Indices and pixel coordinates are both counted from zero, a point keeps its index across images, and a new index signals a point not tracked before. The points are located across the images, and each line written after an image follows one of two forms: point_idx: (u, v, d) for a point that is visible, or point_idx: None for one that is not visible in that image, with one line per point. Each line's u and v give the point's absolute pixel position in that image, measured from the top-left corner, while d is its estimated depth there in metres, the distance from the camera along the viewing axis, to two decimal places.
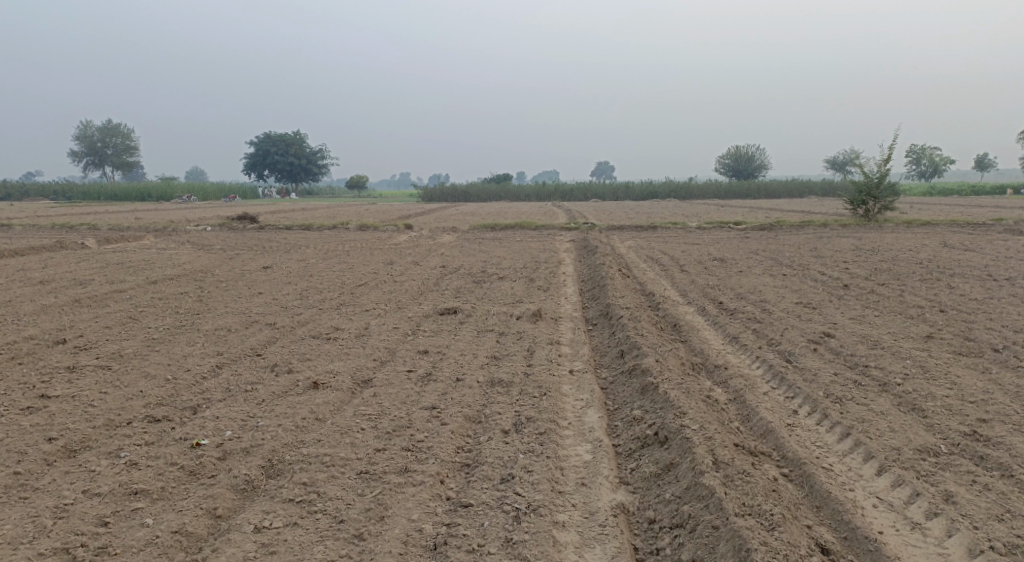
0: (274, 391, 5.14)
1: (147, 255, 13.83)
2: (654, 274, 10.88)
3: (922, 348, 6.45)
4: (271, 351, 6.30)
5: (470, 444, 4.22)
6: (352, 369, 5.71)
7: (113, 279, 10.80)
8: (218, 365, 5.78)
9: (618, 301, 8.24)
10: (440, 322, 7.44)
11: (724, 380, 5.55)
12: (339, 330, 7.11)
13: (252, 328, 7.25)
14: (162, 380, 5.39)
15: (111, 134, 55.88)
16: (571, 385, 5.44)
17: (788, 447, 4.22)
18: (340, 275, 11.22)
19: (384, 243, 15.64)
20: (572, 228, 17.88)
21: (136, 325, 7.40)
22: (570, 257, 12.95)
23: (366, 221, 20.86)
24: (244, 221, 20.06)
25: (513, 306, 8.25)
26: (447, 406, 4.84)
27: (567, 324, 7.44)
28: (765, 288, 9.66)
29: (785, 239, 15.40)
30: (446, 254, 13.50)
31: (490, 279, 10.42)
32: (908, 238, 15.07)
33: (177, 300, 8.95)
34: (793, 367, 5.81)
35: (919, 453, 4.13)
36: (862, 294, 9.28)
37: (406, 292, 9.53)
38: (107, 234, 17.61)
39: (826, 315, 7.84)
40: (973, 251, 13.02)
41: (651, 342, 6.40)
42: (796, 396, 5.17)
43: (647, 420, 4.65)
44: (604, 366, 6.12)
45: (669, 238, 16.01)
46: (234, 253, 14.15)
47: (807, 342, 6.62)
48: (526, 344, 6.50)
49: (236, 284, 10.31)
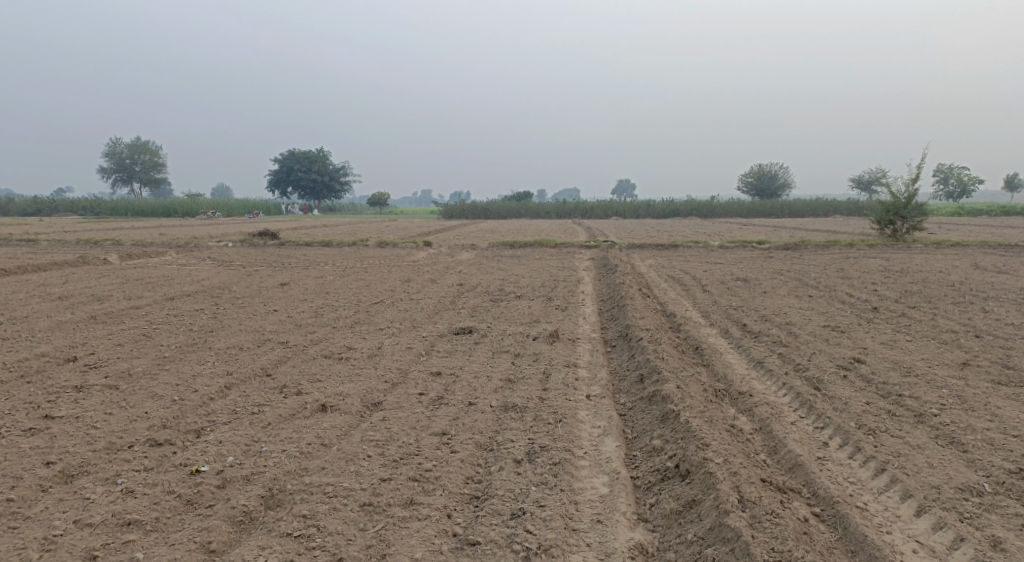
0: (281, 413, 4.98)
1: (167, 270, 13.85)
2: (675, 294, 10.63)
3: (958, 376, 6.15)
4: (282, 371, 6.16)
5: (480, 475, 4.03)
6: (362, 392, 5.54)
7: (130, 294, 10.77)
8: (226, 385, 5.65)
9: (637, 322, 8.02)
10: (455, 343, 7.26)
11: (749, 408, 5.30)
12: (351, 350, 6.96)
13: (264, 346, 7.13)
14: (168, 400, 5.26)
15: (140, 151, 56.82)
16: (587, 411, 5.22)
17: (819, 483, 3.97)
18: (357, 293, 11.10)
19: (402, 261, 15.54)
20: (591, 246, 17.67)
21: (148, 342, 7.32)
22: (590, 275, 12.75)
23: (385, 237, 20.81)
24: (264, 237, 20.10)
25: (530, 326, 8.06)
26: (458, 433, 4.64)
27: (585, 346, 7.22)
28: (790, 310, 9.37)
29: (810, 258, 15.08)
30: (464, 272, 13.35)
31: (507, 298, 10.24)
32: (938, 259, 14.67)
33: (192, 317, 8.88)
34: (822, 395, 5.54)
35: (961, 492, 3.86)
36: (892, 317, 8.97)
37: (422, 310, 9.38)
38: (130, 249, 17.73)
39: (855, 339, 7.55)
40: (1007, 274, 12.61)
41: (672, 366, 6.17)
42: (826, 426, 4.90)
43: (668, 451, 4.42)
44: (623, 390, 5.89)
45: (690, 257, 15.76)
46: (253, 269, 14.13)
47: (836, 368, 6.34)
48: (542, 367, 6.29)
49: (252, 301, 10.23)
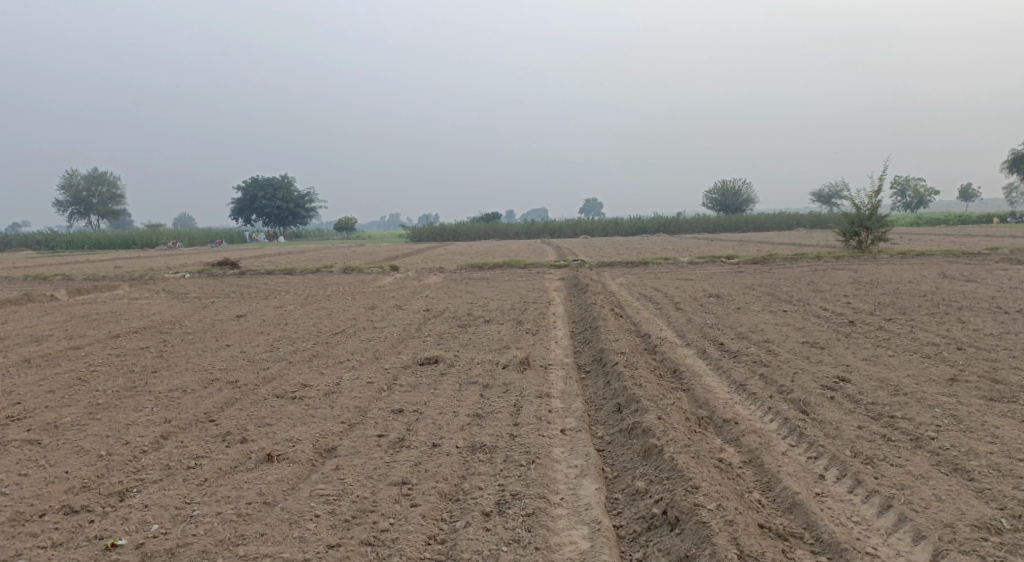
0: (221, 466, 4.45)
1: (116, 305, 13.14)
2: (649, 314, 10.27)
3: (949, 394, 5.84)
4: (226, 415, 5.61)
5: (443, 534, 3.64)
6: (314, 436, 5.03)
7: (72, 334, 10.09)
8: (162, 436, 5.10)
9: (611, 345, 7.62)
10: (420, 375, 6.77)
11: (736, 438, 4.90)
12: (306, 388, 6.43)
13: (210, 387, 6.56)
14: (94, 457, 4.70)
15: (97, 183, 55.42)
16: (563, 448, 4.78)
17: (822, 527, 3.60)
18: (317, 323, 10.56)
19: (367, 287, 14.98)
20: (561, 266, 17.30)
21: (82, 387, 6.70)
22: (561, 296, 12.39)
23: (350, 263, 20.28)
24: (224, 267, 19.40)
25: (499, 353, 7.61)
26: (420, 481, 4.18)
27: (558, 373, 6.80)
28: (766, 326, 9.08)
29: (780, 272, 14.93)
30: (431, 297, 12.88)
31: (476, 323, 9.80)
32: (906, 269, 14.62)
33: (136, 357, 8.25)
34: (812, 421, 5.16)
35: (977, 531, 3.51)
36: (870, 331, 8.69)
37: (385, 340, 8.87)
38: (80, 284, 16.86)
39: (837, 356, 7.24)
40: (976, 282, 12.50)
41: (651, 394, 5.75)
42: (820, 455, 4.53)
43: (653, 493, 4.02)
44: (601, 423, 5.46)
45: (660, 273, 15.52)
46: (209, 301, 13.48)
47: (822, 389, 5.98)
48: (512, 399, 5.84)
49: (204, 337, 9.61)
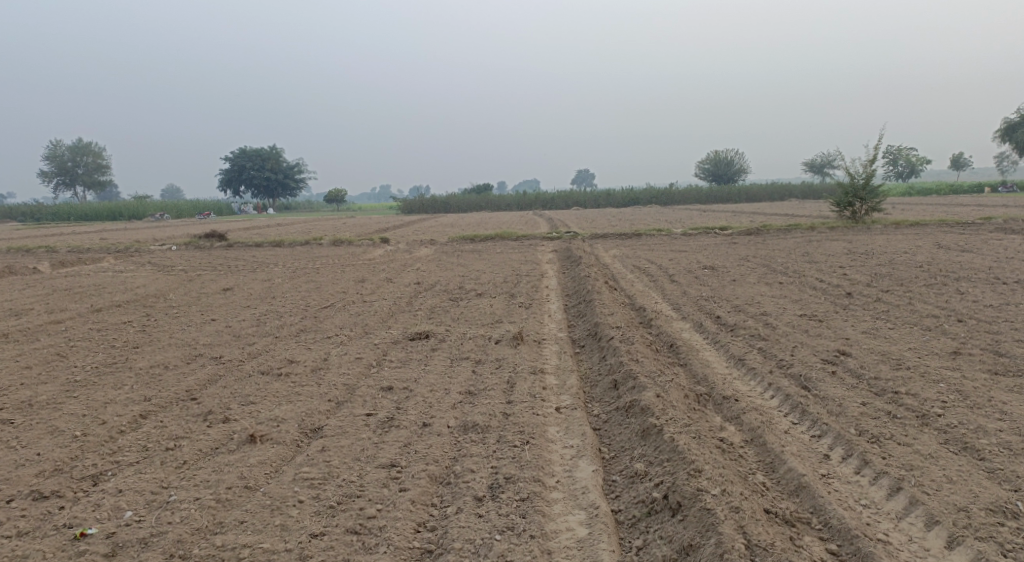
0: (201, 448, 4.25)
1: (100, 278, 12.85)
2: (643, 286, 10.08)
3: (952, 369, 5.68)
4: (208, 393, 5.40)
5: (434, 520, 3.48)
6: (300, 415, 4.83)
7: (54, 307, 9.83)
8: (141, 415, 4.89)
9: (606, 319, 7.44)
10: (410, 351, 6.57)
11: (736, 416, 4.73)
12: (293, 364, 6.22)
13: (193, 363, 6.34)
14: (68, 438, 4.49)
15: (82, 153, 54.54)
16: (558, 428, 4.61)
17: (831, 512, 3.47)
18: (306, 296, 10.34)
19: (357, 259, 14.74)
20: (554, 237, 17.06)
21: (61, 364, 6.47)
22: (553, 268, 12.18)
23: (340, 235, 20.00)
24: (211, 239, 19.06)
25: (491, 327, 7.41)
26: (410, 463, 4.00)
27: (552, 348, 6.61)
28: (762, 298, 8.91)
29: (774, 243, 14.76)
30: (422, 270, 12.65)
31: (467, 297, 9.60)
32: (901, 240, 14.46)
33: (118, 331, 8.01)
34: (815, 397, 5.00)
35: (993, 514, 3.38)
36: (868, 303, 8.54)
37: (375, 314, 8.66)
38: (64, 256, 16.56)
39: (836, 329, 7.07)
40: (972, 253, 12.33)
41: (648, 370, 5.57)
42: (824, 434, 4.37)
43: (653, 477, 3.88)
44: (596, 401, 5.29)
45: (654, 245, 15.32)
46: (195, 274, 13.21)
47: (823, 363, 5.82)
48: (505, 375, 5.65)
49: (188, 310, 9.38)
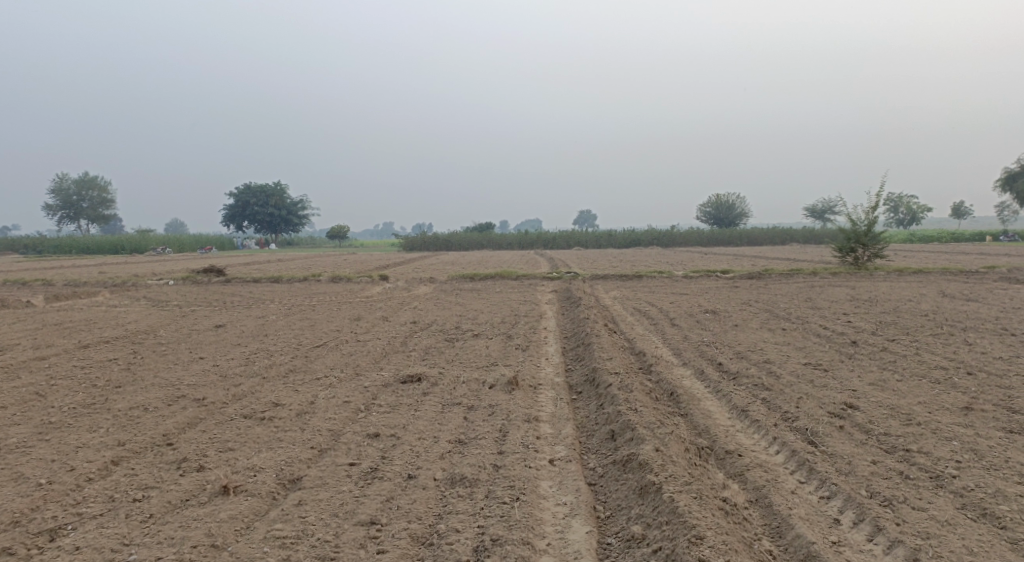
0: (171, 500, 4.00)
1: (92, 313, 12.62)
2: (643, 330, 9.85)
3: (965, 425, 5.41)
4: (186, 438, 5.14)
5: None
6: (280, 464, 4.58)
7: (41, 343, 9.59)
8: (112, 461, 4.65)
9: (604, 364, 7.20)
10: (400, 395, 6.32)
11: (740, 473, 4.48)
12: (278, 408, 5.96)
13: (175, 405, 6.09)
14: (32, 485, 4.25)
15: (88, 186, 54.79)
16: (551, 482, 4.36)
17: None
18: (299, 334, 10.10)
19: (355, 297, 14.53)
20: (554, 278, 16.88)
21: (38, 403, 6.22)
22: (552, 310, 11.97)
23: (339, 271, 19.77)
24: (209, 274, 18.86)
25: (486, 370, 7.17)
26: (391, 521, 3.76)
27: (548, 394, 6.36)
28: (766, 345, 8.67)
29: (777, 287, 14.57)
30: (419, 309, 12.43)
31: (463, 337, 9.38)
32: (904, 287, 14.25)
33: (103, 369, 7.76)
34: (823, 454, 4.73)
35: None
36: (873, 352, 8.30)
37: (368, 354, 8.42)
38: (59, 290, 16.34)
39: (842, 380, 6.81)
40: (978, 302, 12.12)
41: (647, 421, 5.31)
42: (833, 494, 4.13)
43: (651, 542, 3.67)
44: (592, 453, 5.03)
45: (655, 287, 15.11)
46: (189, 310, 12.98)
47: (829, 416, 5.56)
48: (498, 423, 5.39)
49: (177, 348, 9.14)
